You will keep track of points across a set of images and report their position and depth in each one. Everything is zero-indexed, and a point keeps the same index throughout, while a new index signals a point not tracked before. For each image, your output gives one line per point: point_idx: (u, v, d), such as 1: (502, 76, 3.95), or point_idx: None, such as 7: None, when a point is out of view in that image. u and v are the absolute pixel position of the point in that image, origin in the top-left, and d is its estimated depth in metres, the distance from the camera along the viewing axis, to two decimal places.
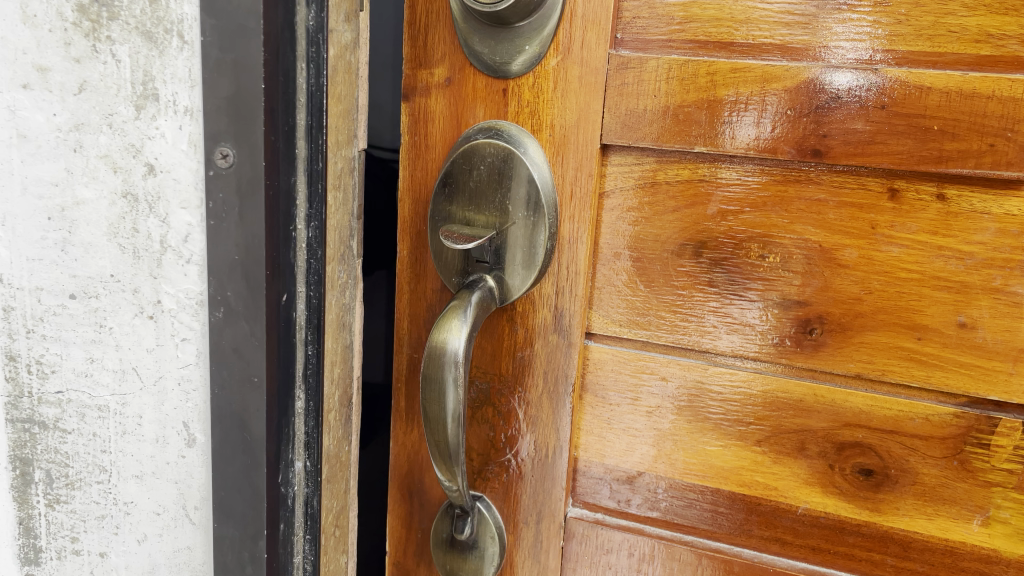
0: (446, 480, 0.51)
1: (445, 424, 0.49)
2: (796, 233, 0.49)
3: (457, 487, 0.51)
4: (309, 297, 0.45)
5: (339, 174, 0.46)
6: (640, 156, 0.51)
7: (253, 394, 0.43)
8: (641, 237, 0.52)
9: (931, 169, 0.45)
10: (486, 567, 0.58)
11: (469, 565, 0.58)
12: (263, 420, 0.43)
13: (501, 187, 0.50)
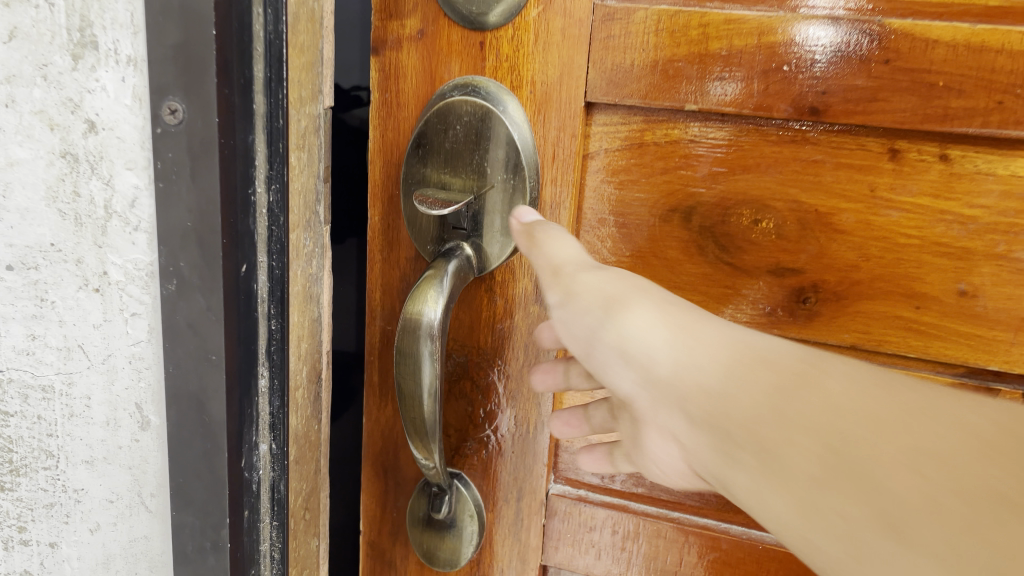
0: (423, 459, 0.49)
1: (420, 401, 0.47)
2: (791, 197, 0.46)
3: (434, 466, 0.49)
4: (270, 266, 0.41)
5: (303, 134, 0.43)
6: (626, 115, 0.48)
7: (211, 373, 0.40)
8: (628, 203, 0.49)
9: (935, 129, 0.43)
10: (464, 547, 0.55)
11: (448, 544, 0.56)
12: (224, 400, 0.40)
13: (478, 148, 0.48)
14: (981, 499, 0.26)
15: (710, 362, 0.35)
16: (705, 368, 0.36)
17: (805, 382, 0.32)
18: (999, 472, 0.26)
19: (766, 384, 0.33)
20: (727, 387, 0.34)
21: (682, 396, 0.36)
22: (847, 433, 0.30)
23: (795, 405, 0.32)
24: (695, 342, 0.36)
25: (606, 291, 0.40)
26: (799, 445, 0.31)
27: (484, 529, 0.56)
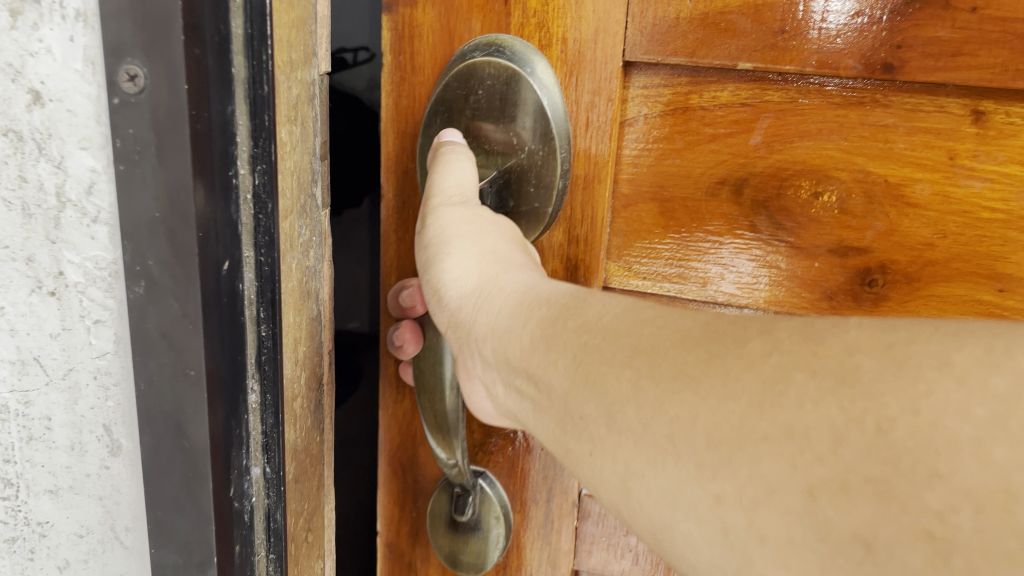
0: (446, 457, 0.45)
1: (443, 393, 0.44)
2: (858, 166, 0.40)
3: (457, 465, 0.45)
4: (259, 263, 0.36)
5: (296, 104, 0.38)
6: (669, 75, 0.41)
7: (190, 391, 0.34)
8: (671, 176, 0.43)
9: None
10: (490, 552, 0.50)
11: (473, 548, 0.51)
12: (207, 422, 0.35)
13: (504, 115, 0.43)
14: (676, 388, 0.25)
15: (504, 306, 0.36)
16: (500, 310, 0.36)
17: (569, 315, 0.31)
18: (693, 364, 0.25)
19: (540, 321, 0.33)
20: (512, 325, 0.35)
21: (480, 337, 0.37)
22: (582, 351, 0.29)
23: (557, 335, 0.31)
24: (497, 287, 0.37)
25: (451, 235, 0.40)
26: (554, 366, 0.31)
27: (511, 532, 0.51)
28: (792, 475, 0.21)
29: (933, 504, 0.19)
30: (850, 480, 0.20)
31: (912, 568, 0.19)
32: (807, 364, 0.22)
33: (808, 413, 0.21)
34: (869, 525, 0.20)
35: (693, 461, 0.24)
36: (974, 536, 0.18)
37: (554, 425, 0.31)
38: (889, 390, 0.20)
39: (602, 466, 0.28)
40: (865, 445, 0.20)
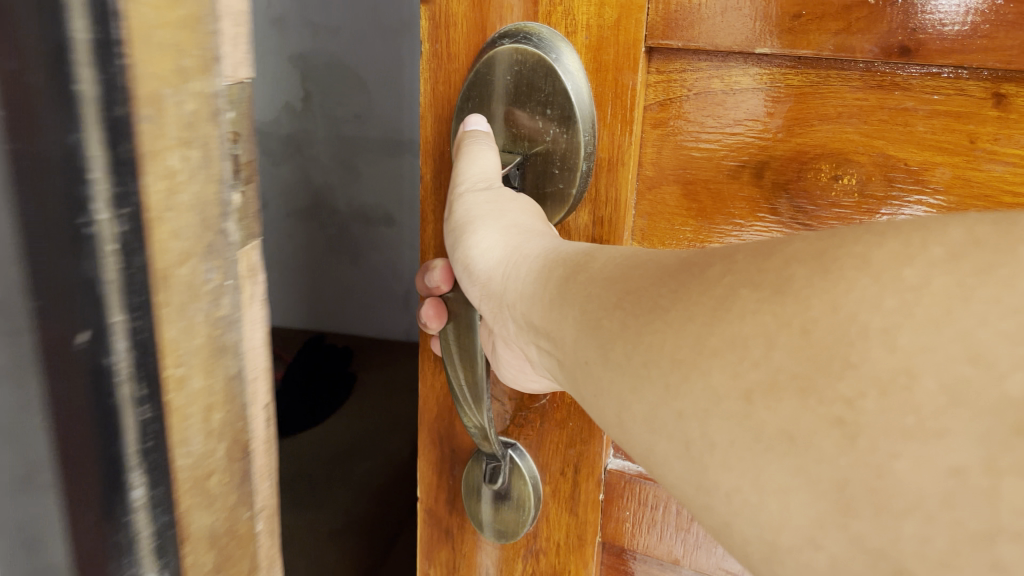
0: (469, 420, 0.49)
1: (474, 362, 0.47)
2: (878, 150, 0.41)
3: (480, 429, 0.49)
4: (134, 329, 0.25)
5: (190, 123, 0.25)
6: (690, 61, 0.44)
7: (33, 499, 0.24)
8: (693, 160, 0.45)
9: None
10: (518, 523, 0.55)
11: (502, 516, 0.55)
12: (65, 533, 0.25)
13: (529, 99, 0.46)
14: (651, 319, 0.33)
15: (529, 273, 0.40)
16: (524, 275, 0.40)
17: (580, 269, 0.38)
18: (665, 297, 0.33)
19: (559, 279, 0.39)
20: (536, 287, 0.40)
21: (508, 304, 0.41)
22: (592, 302, 0.36)
23: (571, 288, 0.38)
24: (521, 256, 0.41)
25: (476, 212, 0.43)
26: (566, 318, 0.37)
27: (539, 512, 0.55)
28: (737, 384, 0.28)
29: (845, 393, 0.25)
30: (779, 379, 0.27)
31: (826, 454, 0.25)
32: (751, 282, 0.29)
33: (747, 324, 0.28)
34: (792, 420, 0.26)
35: (663, 383, 0.31)
36: (876, 416, 0.24)
37: (574, 368, 0.37)
38: (814, 292, 0.27)
39: (601, 377, 0.35)
40: (792, 345, 0.27)
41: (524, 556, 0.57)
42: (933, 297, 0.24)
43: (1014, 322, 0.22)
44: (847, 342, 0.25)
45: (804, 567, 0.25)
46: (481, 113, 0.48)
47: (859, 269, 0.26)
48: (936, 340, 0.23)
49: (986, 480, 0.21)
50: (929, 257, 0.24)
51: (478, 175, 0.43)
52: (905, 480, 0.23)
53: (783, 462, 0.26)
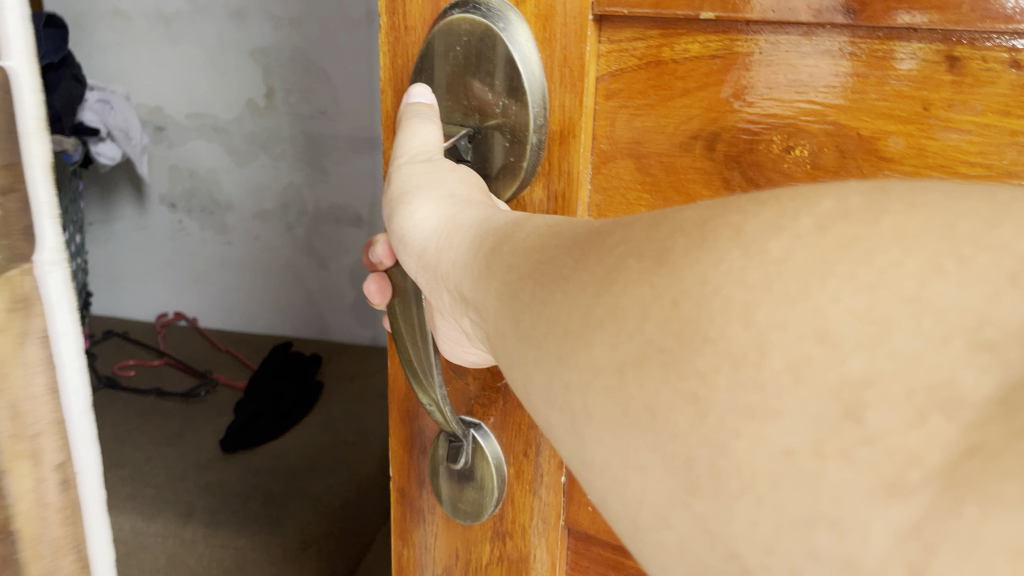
0: (425, 400, 0.49)
1: (425, 339, 0.48)
2: (829, 120, 0.39)
3: (438, 406, 0.48)
4: None
5: None
6: (640, 29, 0.42)
7: None
8: (645, 132, 0.44)
9: (996, 27, 0.34)
10: (483, 504, 0.54)
11: (469, 498, 0.55)
12: None
13: (477, 70, 0.45)
14: (552, 289, 0.30)
15: (456, 242, 0.36)
16: (454, 247, 0.36)
17: (503, 238, 0.34)
18: (566, 265, 0.30)
19: (483, 249, 0.35)
20: (463, 259, 0.35)
21: (437, 277, 0.37)
22: (511, 274, 0.33)
23: (493, 258, 0.34)
24: (450, 224, 0.37)
25: (414, 184, 0.41)
26: (488, 292, 0.33)
27: (504, 493, 0.55)
28: (613, 355, 0.26)
29: (701, 368, 0.23)
30: (647, 353, 0.25)
31: (680, 431, 0.23)
32: (638, 251, 0.27)
33: (627, 295, 0.27)
34: (654, 396, 0.24)
35: (556, 354, 0.29)
36: (727, 393, 0.22)
37: (496, 347, 0.33)
38: (688, 262, 0.25)
39: (513, 350, 0.31)
40: (663, 317, 0.25)
41: (491, 538, 0.56)
42: (792, 272, 0.22)
43: (863, 301, 0.21)
44: (708, 316, 0.24)
45: (655, 548, 0.24)
46: (428, 88, 0.47)
47: (731, 240, 0.24)
48: (787, 316, 0.22)
49: (814, 463, 0.20)
50: (797, 230, 0.23)
51: (416, 147, 0.42)
52: (742, 459, 0.21)
53: (643, 439, 0.24)
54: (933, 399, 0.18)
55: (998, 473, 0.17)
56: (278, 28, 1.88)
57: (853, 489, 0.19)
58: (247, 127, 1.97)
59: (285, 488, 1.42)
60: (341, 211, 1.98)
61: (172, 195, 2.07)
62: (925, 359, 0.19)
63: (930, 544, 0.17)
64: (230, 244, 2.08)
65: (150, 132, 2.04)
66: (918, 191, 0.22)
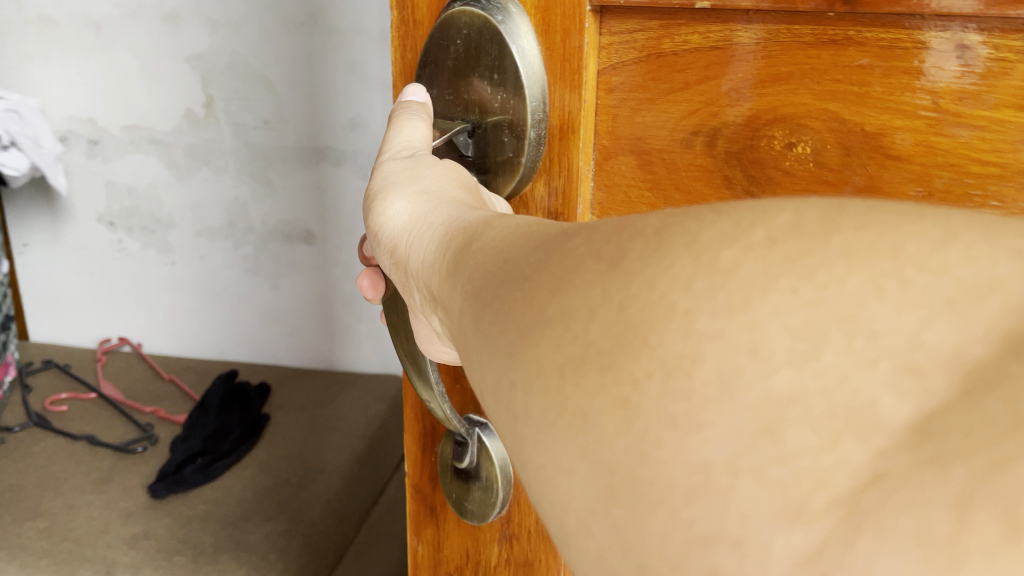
0: (428, 399, 0.50)
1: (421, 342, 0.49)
2: (833, 114, 0.36)
3: (439, 405, 0.50)
4: None
5: None
6: (640, 20, 0.41)
7: None
8: (646, 127, 0.42)
9: (1008, 12, 0.31)
10: (490, 505, 0.53)
11: (476, 498, 0.54)
12: None
13: (478, 62, 0.45)
14: (513, 290, 0.25)
15: (424, 238, 0.35)
16: (424, 244, 0.34)
17: (474, 237, 0.31)
18: (530, 263, 0.26)
19: (454, 245, 0.32)
20: (435, 257, 0.33)
21: (409, 276, 0.36)
22: (478, 272, 0.29)
23: (462, 256, 0.30)
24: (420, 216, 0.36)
25: (393, 180, 0.40)
26: (455, 291, 0.30)
27: (509, 496, 0.53)
28: (554, 356, 0.22)
29: (636, 372, 0.20)
30: (588, 356, 0.21)
31: (607, 437, 0.20)
32: (598, 252, 0.23)
33: (580, 295, 0.22)
34: (585, 400, 0.21)
35: (507, 354, 0.24)
36: (656, 401, 0.19)
37: (461, 346, 0.29)
38: (634, 259, 0.21)
39: (473, 351, 0.27)
40: (609, 319, 0.21)
41: (500, 539, 0.55)
42: (738, 283, 0.18)
43: (802, 316, 0.17)
44: (649, 319, 0.20)
45: (580, 556, 0.21)
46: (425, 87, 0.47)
47: (683, 245, 0.20)
48: (724, 326, 0.18)
49: (729, 480, 0.17)
50: (750, 241, 0.19)
51: (403, 143, 0.42)
52: (660, 473, 0.18)
53: (571, 442, 0.21)
54: (850, 419, 0.16)
55: (899, 504, 0.14)
56: (215, 33, 1.34)
57: (758, 510, 0.16)
58: (181, 140, 1.43)
59: (218, 543, 1.02)
60: (294, 228, 1.45)
61: (107, 212, 1.51)
62: (850, 380, 0.16)
63: (823, 572, 0.15)
64: (174, 265, 1.53)
65: (84, 148, 1.48)
66: (876, 208, 0.18)
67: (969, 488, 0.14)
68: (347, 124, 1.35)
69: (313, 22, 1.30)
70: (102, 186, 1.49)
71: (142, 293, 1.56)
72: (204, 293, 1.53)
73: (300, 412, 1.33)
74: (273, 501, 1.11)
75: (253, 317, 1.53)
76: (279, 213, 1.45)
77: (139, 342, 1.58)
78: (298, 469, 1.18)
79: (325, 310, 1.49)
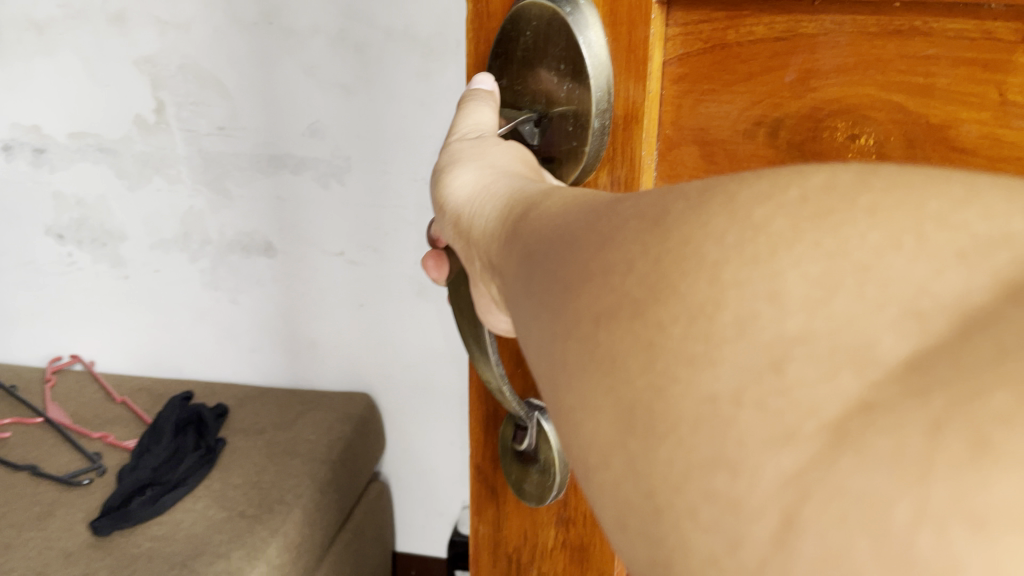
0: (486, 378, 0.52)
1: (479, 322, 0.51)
2: (897, 106, 0.36)
3: (497, 382, 0.52)
4: None
5: None
6: (709, 10, 0.41)
7: None
8: (710, 117, 0.42)
9: None
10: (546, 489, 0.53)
11: (534, 481, 0.54)
12: None
13: (546, 53, 0.46)
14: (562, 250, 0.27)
15: (485, 207, 0.37)
16: (484, 213, 0.36)
17: (533, 206, 0.32)
18: (579, 225, 0.27)
19: (515, 214, 0.33)
20: (496, 226, 0.34)
21: (467, 243, 0.38)
22: (533, 238, 0.30)
23: (521, 224, 0.32)
24: (482, 188, 0.38)
25: (462, 155, 0.42)
26: (512, 256, 0.31)
27: (566, 479, 0.53)
28: (592, 306, 0.23)
29: (662, 317, 0.20)
30: (620, 303, 0.22)
31: (631, 376, 0.21)
32: (641, 212, 0.23)
33: (619, 251, 0.23)
34: (616, 344, 0.22)
35: (552, 307, 0.26)
36: (678, 342, 0.20)
37: (513, 306, 0.30)
38: (672, 213, 0.22)
39: (523, 309, 0.29)
40: (643, 272, 0.22)
41: (555, 522, 0.56)
42: (766, 237, 0.19)
43: (821, 266, 0.18)
44: (680, 269, 0.21)
45: (599, 489, 0.22)
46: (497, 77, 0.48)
47: (719, 201, 0.21)
48: (749, 275, 0.19)
49: (735, 411, 0.18)
50: (784, 199, 0.19)
51: (468, 128, 0.44)
52: (675, 408, 0.19)
53: (600, 382, 0.22)
54: (851, 356, 0.16)
55: (882, 428, 0.15)
56: (163, 34, 1.22)
57: (757, 435, 0.17)
58: (132, 150, 1.33)
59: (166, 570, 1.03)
60: (252, 239, 1.35)
61: (56, 224, 1.41)
62: (858, 323, 0.16)
63: (808, 489, 0.16)
64: (128, 279, 1.44)
65: (27, 156, 1.37)
66: (908, 171, 0.18)
67: (946, 414, 0.14)
68: (306, 130, 1.25)
69: (267, 22, 1.18)
70: (47, 197, 1.39)
71: (98, 314, 1.48)
72: (157, 311, 1.45)
73: (258, 437, 1.30)
74: (227, 536, 1.09)
75: (206, 336, 1.45)
76: (236, 224, 1.35)
77: (92, 361, 1.52)
78: (256, 502, 1.16)
79: (281, 330, 1.42)
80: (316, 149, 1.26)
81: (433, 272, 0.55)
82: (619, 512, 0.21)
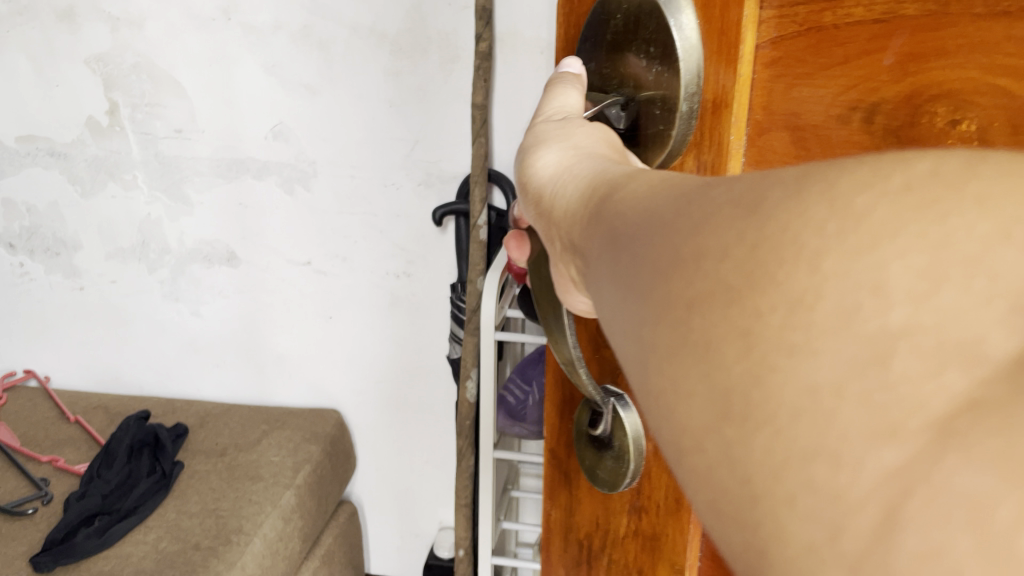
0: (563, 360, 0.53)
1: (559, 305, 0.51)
2: (1002, 92, 0.35)
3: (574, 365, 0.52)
4: None
5: None
6: None
7: None
8: (801, 102, 0.41)
9: None
10: (619, 478, 0.53)
11: (608, 467, 0.54)
12: None
13: (635, 36, 0.46)
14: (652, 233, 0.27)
15: (569, 186, 0.37)
16: (568, 194, 0.37)
17: (618, 189, 0.32)
18: (671, 210, 0.27)
19: (599, 195, 0.33)
20: (577, 209, 0.35)
21: (549, 223, 0.38)
22: (619, 220, 0.30)
23: (604, 207, 0.32)
24: (565, 168, 0.39)
25: (547, 136, 0.43)
26: (595, 238, 0.32)
27: (640, 467, 0.52)
28: (685, 291, 0.24)
29: (760, 305, 0.20)
30: (714, 291, 0.22)
31: (727, 363, 0.21)
32: (736, 199, 0.23)
33: (713, 237, 0.23)
34: (711, 332, 0.22)
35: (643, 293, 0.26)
36: (777, 332, 0.20)
37: (599, 290, 0.31)
38: (769, 199, 0.22)
39: (611, 292, 0.29)
40: (739, 259, 0.22)
41: (628, 510, 0.56)
42: (868, 227, 0.19)
43: (927, 258, 0.17)
44: (779, 257, 0.20)
45: (692, 474, 0.22)
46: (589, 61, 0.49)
47: (818, 188, 0.20)
48: (851, 266, 0.19)
49: (837, 404, 0.18)
50: (886, 186, 0.19)
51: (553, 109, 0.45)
52: (773, 398, 0.19)
53: (695, 368, 0.22)
54: (958, 351, 0.16)
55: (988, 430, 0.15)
56: (117, 30, 1.39)
57: (859, 428, 0.17)
58: (85, 153, 1.51)
59: None
60: (215, 248, 1.55)
61: (7, 234, 1.62)
62: (964, 319, 0.16)
63: (911, 484, 0.16)
64: (82, 289, 1.65)
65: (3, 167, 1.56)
66: (1021, 159, 0.18)
67: None
68: (270, 134, 1.41)
69: (226, 16, 1.34)
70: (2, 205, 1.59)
71: (72, 308, 1.68)
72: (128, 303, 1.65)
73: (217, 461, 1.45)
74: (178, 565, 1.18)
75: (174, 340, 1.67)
76: (196, 232, 1.54)
77: (46, 375, 1.75)
78: (211, 533, 1.25)
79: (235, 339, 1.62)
80: (282, 150, 1.42)
81: (514, 251, 0.57)
82: (712, 497, 0.21)
